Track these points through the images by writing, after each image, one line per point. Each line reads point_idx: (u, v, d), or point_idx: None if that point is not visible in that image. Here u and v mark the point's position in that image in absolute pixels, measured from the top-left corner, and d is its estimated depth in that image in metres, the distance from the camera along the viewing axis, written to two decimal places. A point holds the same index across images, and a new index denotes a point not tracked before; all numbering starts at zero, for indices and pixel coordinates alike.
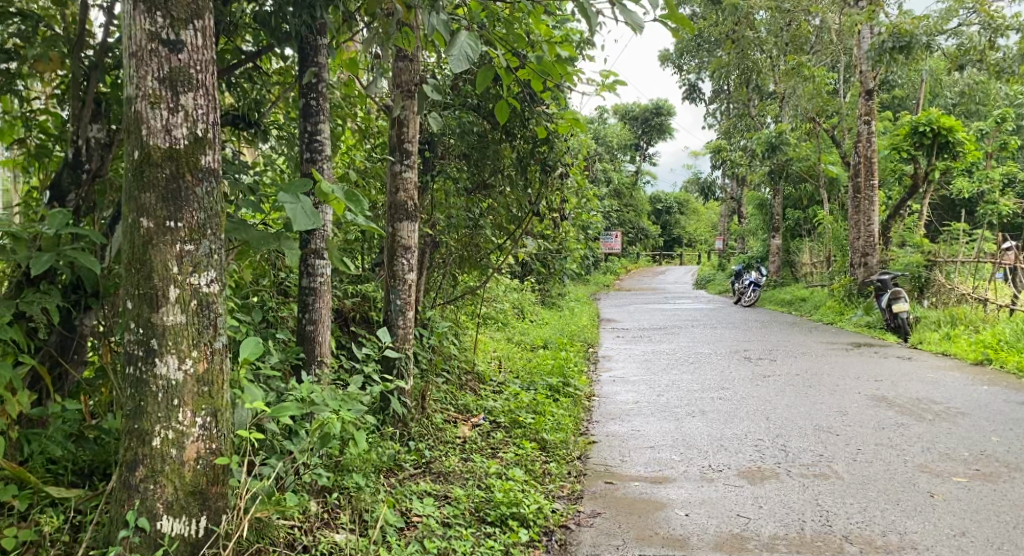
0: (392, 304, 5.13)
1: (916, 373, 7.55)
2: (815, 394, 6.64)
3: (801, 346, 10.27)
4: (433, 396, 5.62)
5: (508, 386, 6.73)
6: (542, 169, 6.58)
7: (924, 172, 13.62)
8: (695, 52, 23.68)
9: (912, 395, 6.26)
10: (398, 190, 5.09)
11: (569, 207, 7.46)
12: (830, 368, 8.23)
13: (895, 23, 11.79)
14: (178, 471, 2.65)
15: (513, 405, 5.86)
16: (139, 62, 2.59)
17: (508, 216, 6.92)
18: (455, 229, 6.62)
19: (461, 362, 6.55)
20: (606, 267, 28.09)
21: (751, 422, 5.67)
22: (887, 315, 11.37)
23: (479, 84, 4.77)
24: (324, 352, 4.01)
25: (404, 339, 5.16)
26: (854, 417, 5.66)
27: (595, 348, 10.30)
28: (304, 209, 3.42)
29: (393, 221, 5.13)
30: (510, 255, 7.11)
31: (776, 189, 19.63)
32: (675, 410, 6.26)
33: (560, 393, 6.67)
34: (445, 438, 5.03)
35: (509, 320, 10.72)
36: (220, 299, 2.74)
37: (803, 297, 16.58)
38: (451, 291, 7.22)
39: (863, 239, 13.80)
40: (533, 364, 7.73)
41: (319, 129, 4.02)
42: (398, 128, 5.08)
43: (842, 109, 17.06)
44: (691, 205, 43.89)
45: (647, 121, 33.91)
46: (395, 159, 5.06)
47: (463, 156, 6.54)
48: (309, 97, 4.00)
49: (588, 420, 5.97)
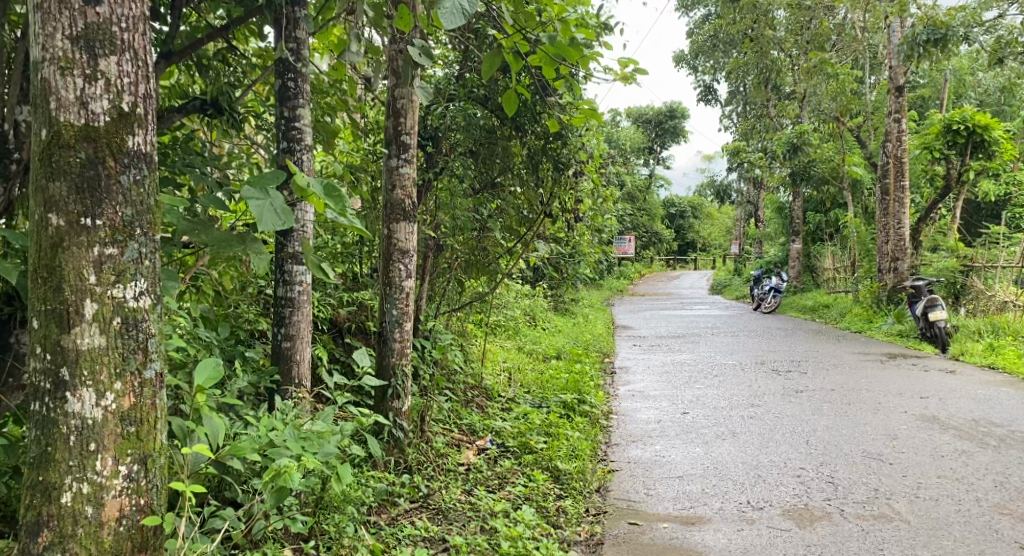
0: (387, 317, 4.57)
1: (962, 390, 7.01)
2: (857, 414, 6.10)
3: (832, 357, 9.65)
4: (435, 417, 5.07)
5: (518, 403, 6.18)
6: (555, 166, 6.03)
7: (957, 173, 13.03)
8: (711, 52, 23.10)
9: (967, 418, 5.76)
10: (394, 187, 4.54)
11: (584, 208, 6.90)
12: (868, 382, 7.62)
13: (931, 14, 11.27)
14: (94, 535, 2.18)
15: (524, 426, 5.30)
16: (46, 17, 2.10)
17: (518, 218, 6.37)
18: (459, 231, 5.99)
19: (467, 376, 6.04)
20: (620, 271, 27.43)
21: (789, 448, 5.08)
22: (922, 323, 10.78)
23: (484, 71, 4.24)
24: (302, 374, 3.45)
25: (402, 353, 4.60)
26: (905, 444, 5.08)
27: (610, 358, 9.70)
28: (272, 207, 2.91)
29: (389, 221, 4.57)
30: (520, 260, 6.60)
31: (797, 192, 19.03)
32: (702, 431, 5.68)
33: (575, 411, 6.08)
34: (447, 466, 4.52)
35: (519, 328, 10.17)
36: (152, 316, 2.27)
37: (827, 303, 15.97)
38: (457, 298, 6.66)
39: (893, 243, 13.21)
40: (545, 378, 7.14)
41: (297, 113, 3.44)
42: (395, 117, 4.55)
43: (867, 108, 16.44)
44: (704, 210, 43.14)
45: (660, 124, 33.30)
46: (390, 152, 4.54)
47: (469, 152, 6.00)
48: (286, 77, 3.42)
49: (607, 443, 5.40)
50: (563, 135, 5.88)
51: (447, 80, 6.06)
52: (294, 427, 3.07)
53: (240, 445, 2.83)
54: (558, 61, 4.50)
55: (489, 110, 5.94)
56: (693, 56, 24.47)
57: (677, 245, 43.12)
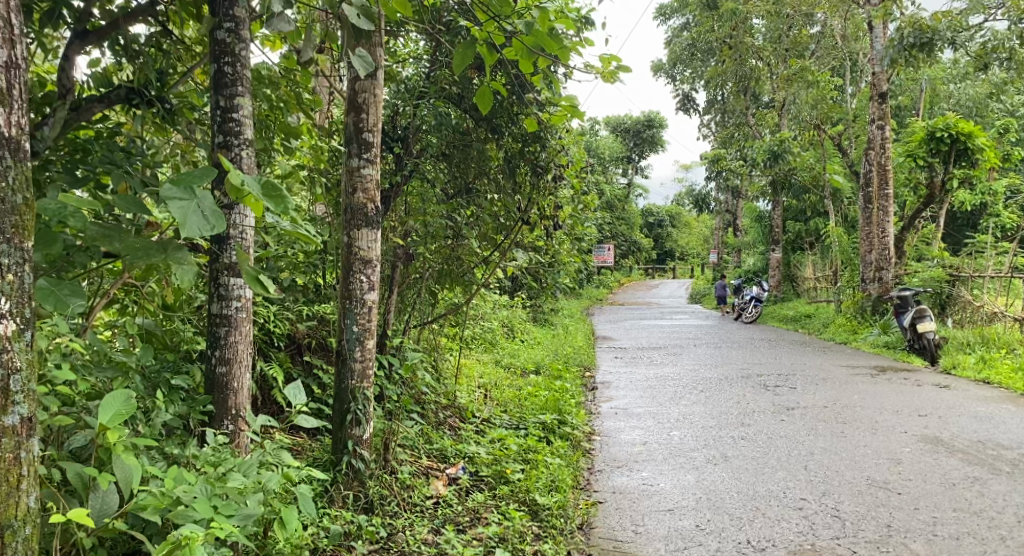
0: (347, 335, 4.11)
1: (962, 407, 6.67)
2: (855, 434, 5.73)
3: (821, 371, 9.29)
4: (402, 444, 4.62)
5: (494, 425, 5.75)
6: (534, 171, 5.76)
7: (941, 182, 12.77)
8: (689, 61, 22.83)
9: (973, 440, 5.42)
10: (355, 190, 4.10)
11: (564, 214, 6.49)
12: (861, 398, 7.27)
13: (916, 18, 10.98)
14: None
15: (499, 451, 4.86)
16: None
17: (494, 226, 5.97)
18: (431, 239, 5.55)
19: (438, 397, 5.61)
20: (599, 282, 27.00)
21: (786, 474, 4.69)
22: (910, 334, 10.48)
23: (456, 65, 3.82)
24: (241, 403, 3.00)
25: (364, 374, 4.13)
26: (911, 469, 4.70)
27: (591, 372, 9.27)
28: (199, 210, 2.46)
29: (349, 228, 4.11)
30: (496, 270, 6.19)
31: (777, 201, 18.74)
32: (691, 454, 5.27)
33: (555, 434, 5.64)
34: (413, 501, 4.08)
35: (495, 341, 9.72)
36: (17, 346, 2.21)
37: (809, 314, 15.67)
38: (429, 311, 6.19)
39: (877, 253, 12.91)
40: (523, 396, 6.70)
41: (235, 103, 2.96)
42: (356, 113, 4.11)
43: (848, 115, 16.12)
44: (683, 219, 42.82)
45: (638, 133, 33.00)
46: (351, 151, 4.09)
47: (441, 155, 5.57)
48: (221, 61, 2.96)
49: (589, 470, 4.97)
50: (542, 135, 5.58)
51: (415, 77, 5.63)
52: (215, 478, 2.65)
53: (146, 498, 2.45)
54: (535, 54, 4.11)
55: (461, 110, 5.51)
56: (671, 65, 24.21)
57: (656, 254, 42.88)
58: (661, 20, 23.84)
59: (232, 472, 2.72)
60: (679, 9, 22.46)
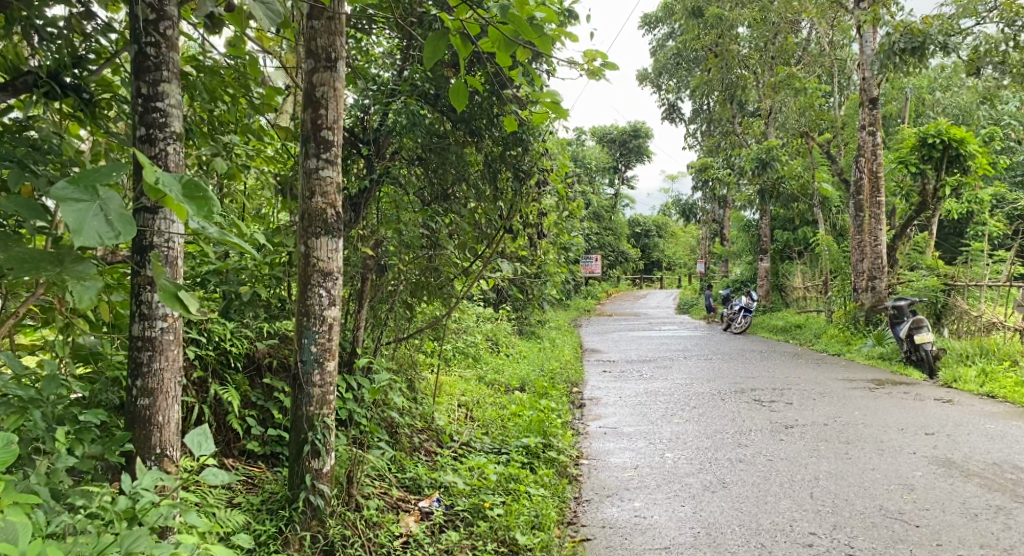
0: (304, 356, 3.69)
1: (969, 423, 6.34)
2: (860, 455, 5.36)
3: (817, 384, 8.92)
4: (369, 474, 4.21)
5: (475, 449, 5.34)
6: (515, 175, 5.33)
7: (933, 189, 12.39)
8: (675, 70, 22.54)
9: (988, 461, 5.08)
10: (313, 194, 3.70)
11: (549, 222, 6.08)
12: (862, 415, 6.90)
13: (907, 22, 10.66)
14: None
15: (477, 481, 4.44)
16: None
17: (475, 235, 5.58)
18: (406, 249, 5.13)
19: (414, 420, 5.20)
20: (586, 292, 26.58)
21: (791, 505, 4.32)
22: (907, 345, 10.15)
23: (427, 59, 3.44)
24: (166, 440, 2.78)
25: (323, 400, 3.72)
26: (927, 497, 4.34)
27: (579, 388, 8.86)
28: (101, 213, 2.05)
29: (306, 236, 3.70)
30: (478, 282, 5.79)
31: (765, 210, 18.43)
32: (686, 479, 4.88)
33: (540, 459, 5.23)
34: (379, 541, 3.67)
35: (479, 356, 9.29)
36: None
37: (799, 324, 15.34)
38: (407, 326, 5.75)
39: (869, 262, 12.59)
40: (508, 415, 6.27)
41: (159, 90, 2.56)
42: (313, 108, 3.71)
43: (836, 122, 15.84)
44: (669, 229, 42.54)
45: (624, 144, 32.76)
46: (309, 151, 3.70)
47: (417, 158, 5.16)
48: (143, 42, 2.55)
49: (577, 499, 4.59)
50: (523, 136, 5.16)
51: (385, 76, 5.25)
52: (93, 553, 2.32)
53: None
54: (513, 45, 3.67)
55: (437, 110, 5.10)
56: (657, 75, 23.93)
57: (643, 264, 42.55)
58: (646, 30, 23.62)
59: (109, 546, 2.34)
60: (664, 18, 22.20)
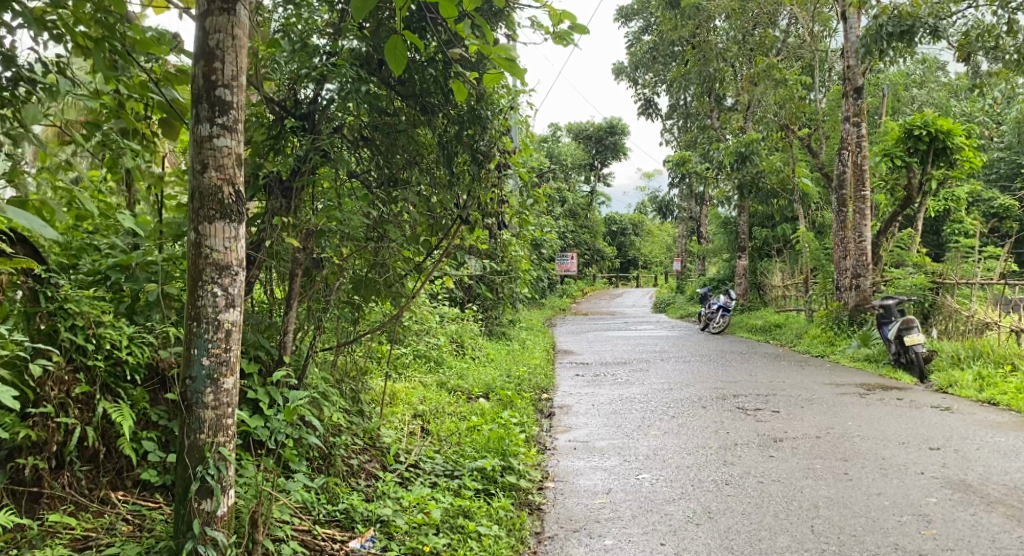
0: (193, 373, 2.98)
1: (978, 437, 5.72)
2: (862, 476, 4.72)
3: (803, 390, 8.30)
4: (287, 512, 3.51)
5: (423, 470, 4.63)
6: (474, 158, 4.65)
7: (919, 183, 11.78)
8: (651, 64, 21.81)
9: (1008, 483, 4.47)
10: (205, 167, 2.97)
11: (511, 213, 5.35)
12: (856, 426, 6.27)
13: (895, 4, 9.93)
14: None
15: (419, 517, 3.74)
16: None
17: (427, 224, 4.80)
18: (344, 242, 4.40)
19: (351, 441, 4.48)
20: (560, 291, 25.85)
21: (790, 542, 3.67)
22: (896, 347, 9.55)
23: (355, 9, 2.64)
24: None
25: (218, 427, 3.03)
26: (949, 533, 3.72)
27: (548, 395, 8.15)
28: None
29: (196, 219, 2.97)
30: (430, 280, 5.07)
31: (742, 205, 17.83)
32: (666, 509, 4.19)
33: (497, 486, 4.54)
34: None
35: (440, 360, 8.52)
36: None
37: (779, 323, 14.76)
38: (350, 330, 4.96)
39: (853, 259, 11.98)
40: (465, 428, 5.56)
41: None
42: (206, 60, 2.96)
43: (817, 115, 15.22)
44: (646, 227, 41.98)
45: (600, 140, 32.05)
46: (199, 111, 2.96)
47: (361, 139, 4.42)
48: None
49: (539, 536, 3.90)
50: (481, 112, 4.49)
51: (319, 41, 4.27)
52: None
53: None
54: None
55: (382, 80, 4.36)
56: (633, 69, 23.20)
57: (619, 262, 41.82)
58: (621, 22, 22.90)
59: None
60: (641, 10, 21.49)
